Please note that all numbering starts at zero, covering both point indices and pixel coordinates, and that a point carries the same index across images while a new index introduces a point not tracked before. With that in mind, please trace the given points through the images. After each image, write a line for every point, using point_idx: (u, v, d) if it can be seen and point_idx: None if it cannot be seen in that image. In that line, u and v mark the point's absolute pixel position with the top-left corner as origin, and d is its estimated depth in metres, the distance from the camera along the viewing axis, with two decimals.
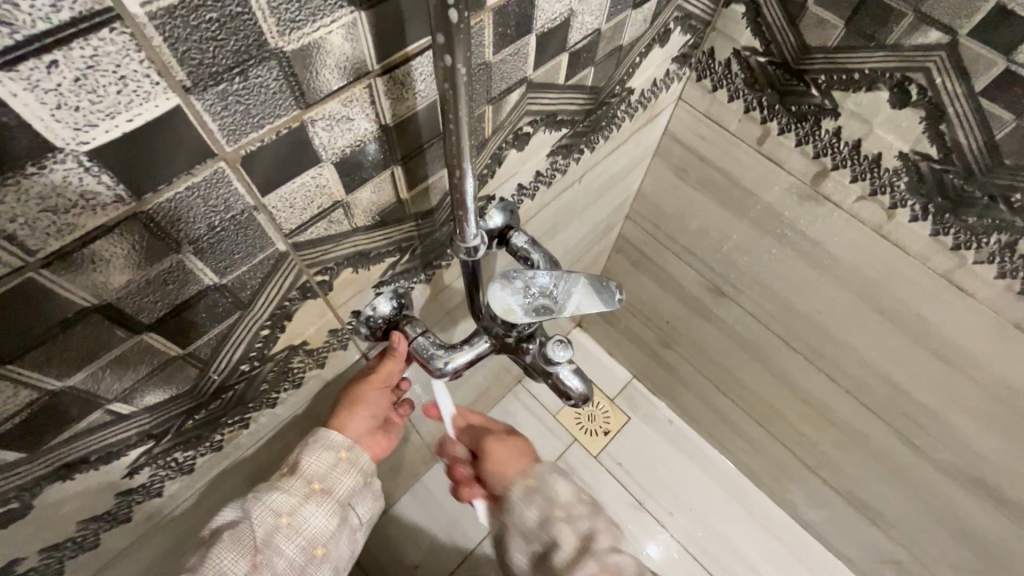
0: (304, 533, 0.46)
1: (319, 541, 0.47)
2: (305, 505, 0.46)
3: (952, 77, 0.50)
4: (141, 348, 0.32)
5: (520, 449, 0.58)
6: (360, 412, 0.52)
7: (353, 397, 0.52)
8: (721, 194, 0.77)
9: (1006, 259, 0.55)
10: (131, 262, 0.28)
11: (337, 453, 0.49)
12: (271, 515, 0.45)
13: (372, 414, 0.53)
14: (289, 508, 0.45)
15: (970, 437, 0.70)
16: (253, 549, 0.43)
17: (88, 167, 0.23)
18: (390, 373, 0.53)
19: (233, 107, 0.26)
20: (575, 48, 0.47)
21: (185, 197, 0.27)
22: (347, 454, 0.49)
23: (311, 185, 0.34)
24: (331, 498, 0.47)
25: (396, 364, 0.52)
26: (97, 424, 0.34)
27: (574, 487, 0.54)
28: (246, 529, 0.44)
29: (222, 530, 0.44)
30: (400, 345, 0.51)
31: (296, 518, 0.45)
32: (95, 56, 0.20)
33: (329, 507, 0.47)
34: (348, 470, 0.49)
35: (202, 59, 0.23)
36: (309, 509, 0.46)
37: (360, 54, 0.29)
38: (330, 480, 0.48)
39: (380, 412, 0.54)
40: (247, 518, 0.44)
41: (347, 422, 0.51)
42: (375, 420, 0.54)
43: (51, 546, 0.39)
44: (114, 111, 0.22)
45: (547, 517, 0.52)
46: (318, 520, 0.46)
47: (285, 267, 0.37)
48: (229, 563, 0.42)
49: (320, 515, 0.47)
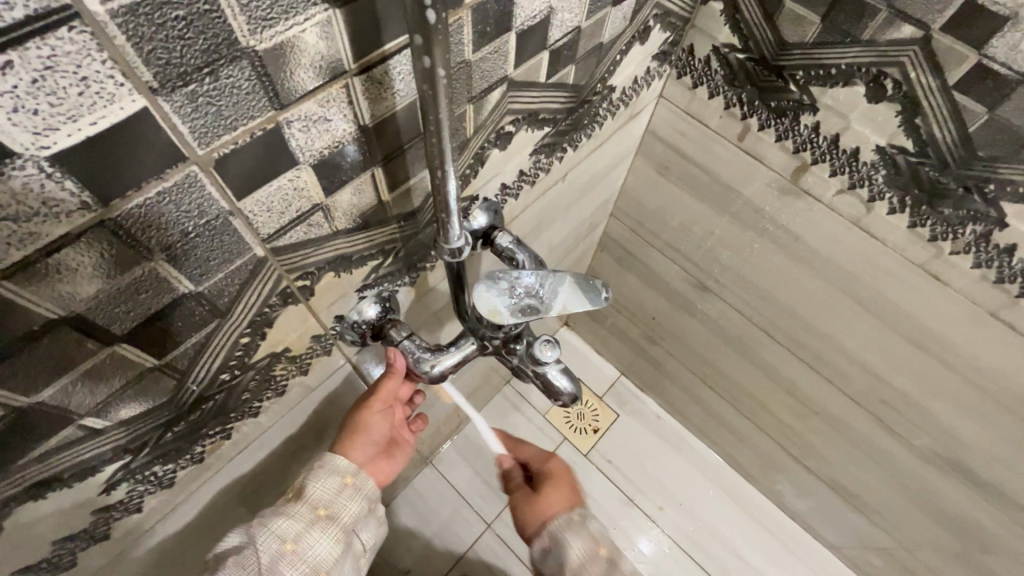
0: (308, 560, 0.44)
1: (323, 567, 0.45)
2: (310, 531, 0.45)
3: (926, 71, 0.50)
4: (114, 359, 0.31)
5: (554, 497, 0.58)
6: (364, 437, 0.52)
7: (357, 420, 0.52)
8: (702, 190, 0.78)
9: (981, 249, 0.56)
10: (100, 272, 0.27)
11: (342, 478, 0.48)
12: (275, 541, 0.43)
13: (374, 439, 0.53)
14: (294, 534, 0.44)
15: (949, 424, 0.71)
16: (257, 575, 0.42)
17: (50, 173, 0.22)
18: (391, 392, 0.53)
19: (203, 109, 0.25)
20: (555, 46, 0.47)
21: (156, 203, 0.26)
22: (352, 480, 0.49)
23: (289, 188, 0.33)
24: (336, 524, 0.46)
25: (394, 381, 0.52)
26: (70, 440, 0.33)
27: (588, 544, 0.53)
28: (250, 554, 0.43)
29: (226, 556, 0.43)
30: (396, 360, 0.51)
31: (301, 544, 0.44)
32: (53, 56, 0.19)
33: (333, 533, 0.46)
34: (353, 495, 0.48)
35: (168, 59, 0.22)
36: (315, 535, 0.45)
37: (336, 53, 0.29)
38: (335, 506, 0.47)
39: (382, 435, 0.54)
40: (253, 544, 0.43)
41: (351, 449, 0.51)
42: (381, 440, 0.54)
43: (25, 567, 0.38)
44: (76, 114, 0.21)
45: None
46: (322, 547, 0.45)
47: (263, 273, 0.36)
48: None
49: (325, 541, 0.45)
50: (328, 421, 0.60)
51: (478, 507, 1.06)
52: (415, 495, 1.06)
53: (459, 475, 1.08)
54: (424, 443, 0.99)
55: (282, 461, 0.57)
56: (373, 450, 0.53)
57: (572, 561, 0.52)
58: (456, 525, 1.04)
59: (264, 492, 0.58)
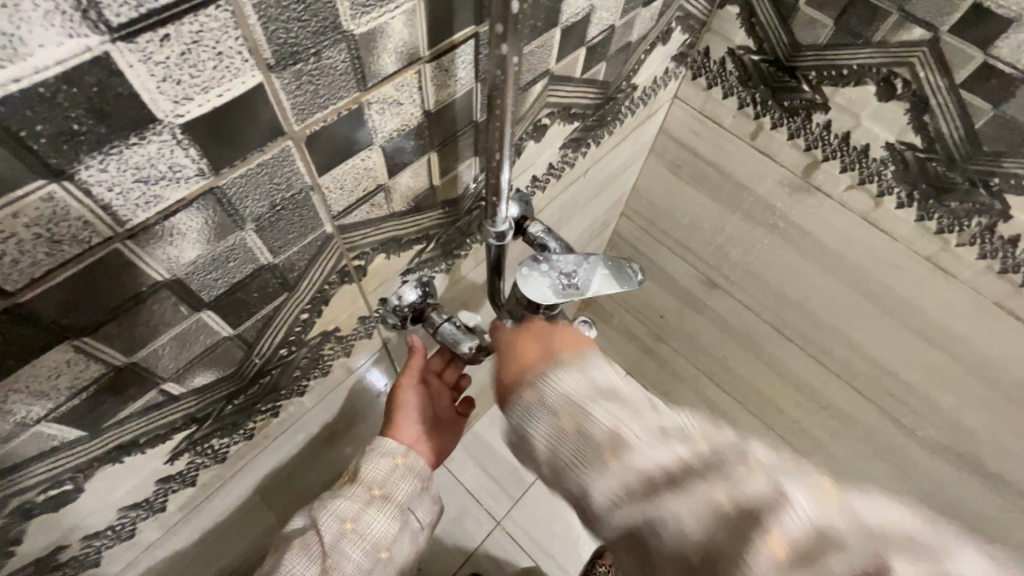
0: (367, 537, 0.46)
1: (382, 544, 0.47)
2: (366, 511, 0.47)
3: (935, 70, 0.53)
4: (199, 326, 0.33)
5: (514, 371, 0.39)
6: (407, 417, 0.54)
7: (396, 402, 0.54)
8: (714, 188, 0.81)
9: (986, 240, 0.59)
10: (201, 237, 0.29)
11: (394, 459, 0.50)
12: (336, 520, 0.45)
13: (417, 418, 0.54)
14: (353, 514, 0.46)
15: (954, 413, 0.74)
16: (322, 554, 0.44)
17: (180, 140, 0.24)
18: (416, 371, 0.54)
19: (305, 87, 0.27)
20: (591, 43, 0.50)
21: (254, 175, 0.29)
22: (403, 460, 0.51)
23: (360, 167, 0.35)
24: (390, 503, 0.48)
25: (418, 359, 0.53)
26: (151, 404, 0.35)
27: None
28: (314, 536, 0.45)
29: (293, 537, 0.45)
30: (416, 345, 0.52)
31: (360, 523, 0.46)
32: (200, 32, 0.21)
33: (388, 511, 0.48)
34: (405, 475, 0.50)
35: (286, 39, 0.25)
36: (372, 514, 0.47)
37: (415, 40, 0.31)
38: (389, 486, 0.49)
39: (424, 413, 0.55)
40: (315, 526, 0.45)
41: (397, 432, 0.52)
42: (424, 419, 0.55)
43: (92, 534, 0.40)
44: (209, 86, 0.23)
45: None
46: (380, 525, 0.47)
47: (328, 250, 0.38)
48: (301, 568, 0.43)
49: (381, 520, 0.47)
50: (362, 406, 0.62)
51: (489, 505, 1.07)
52: None
53: (471, 475, 1.09)
54: None
55: (319, 444, 0.59)
56: (418, 430, 0.54)
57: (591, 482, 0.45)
58: (468, 521, 1.05)
59: (300, 475, 0.60)
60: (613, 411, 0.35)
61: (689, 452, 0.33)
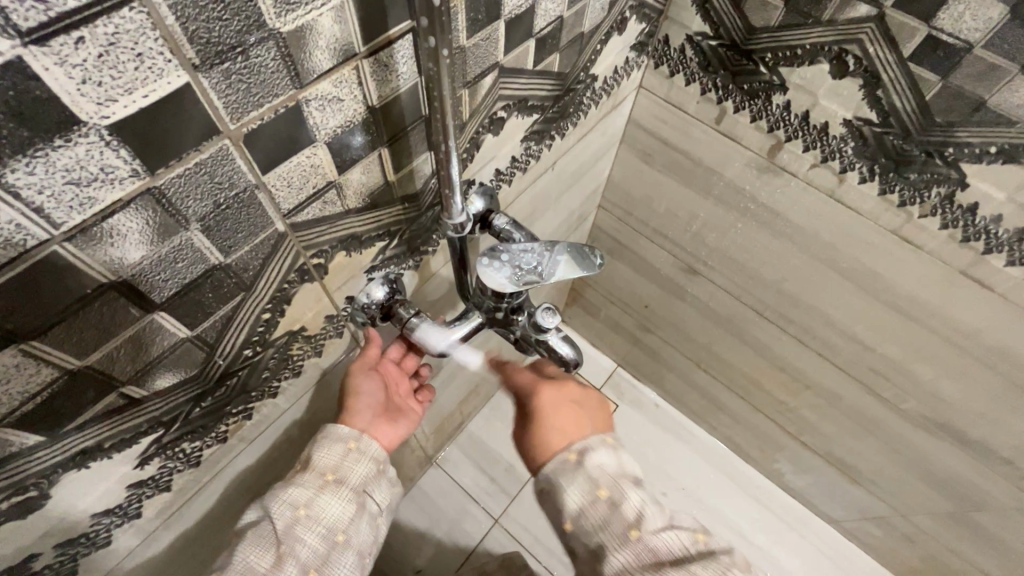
0: (322, 522, 0.46)
1: (338, 527, 0.47)
2: (320, 495, 0.47)
3: (883, 45, 0.54)
4: (153, 327, 0.34)
5: (561, 430, 0.53)
6: (359, 402, 0.54)
7: (348, 391, 0.54)
8: (685, 175, 0.82)
9: (947, 210, 0.60)
10: (144, 238, 0.29)
11: (347, 444, 0.50)
12: (288, 509, 0.46)
13: (369, 402, 0.55)
14: (305, 499, 0.46)
15: (933, 384, 0.75)
16: (276, 541, 0.44)
17: (108, 141, 0.24)
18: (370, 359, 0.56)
19: (236, 86, 0.28)
20: (540, 34, 0.50)
21: (193, 175, 0.29)
22: (356, 444, 0.51)
23: (307, 164, 0.36)
24: (345, 487, 0.49)
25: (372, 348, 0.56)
26: (113, 407, 0.35)
27: (586, 491, 0.49)
28: (266, 525, 0.45)
29: (247, 529, 0.45)
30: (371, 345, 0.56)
31: (314, 508, 0.46)
32: (116, 33, 0.22)
33: (343, 494, 0.48)
34: (358, 458, 0.50)
35: (208, 38, 0.25)
36: (325, 498, 0.47)
37: (347, 36, 0.32)
38: (343, 470, 0.49)
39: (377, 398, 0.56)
40: (268, 517, 0.45)
41: (349, 416, 0.53)
42: (377, 405, 0.56)
43: (65, 542, 0.40)
44: (132, 87, 0.24)
45: (592, 498, 0.48)
46: (334, 508, 0.47)
47: (283, 249, 0.39)
48: (255, 559, 0.43)
49: (335, 503, 0.47)
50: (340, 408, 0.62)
51: (485, 503, 1.08)
52: (421, 496, 1.07)
53: (465, 474, 1.10)
54: (428, 439, 1.01)
55: (297, 446, 0.59)
56: (371, 414, 0.55)
57: (572, 506, 0.48)
58: (465, 520, 1.06)
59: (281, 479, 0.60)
60: (640, 497, 0.48)
61: (691, 542, 0.46)
